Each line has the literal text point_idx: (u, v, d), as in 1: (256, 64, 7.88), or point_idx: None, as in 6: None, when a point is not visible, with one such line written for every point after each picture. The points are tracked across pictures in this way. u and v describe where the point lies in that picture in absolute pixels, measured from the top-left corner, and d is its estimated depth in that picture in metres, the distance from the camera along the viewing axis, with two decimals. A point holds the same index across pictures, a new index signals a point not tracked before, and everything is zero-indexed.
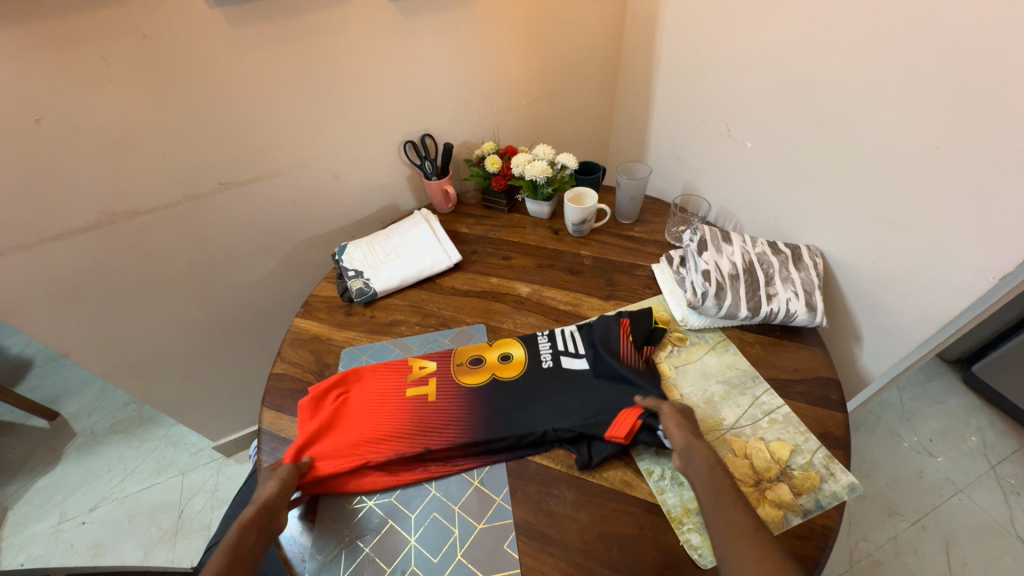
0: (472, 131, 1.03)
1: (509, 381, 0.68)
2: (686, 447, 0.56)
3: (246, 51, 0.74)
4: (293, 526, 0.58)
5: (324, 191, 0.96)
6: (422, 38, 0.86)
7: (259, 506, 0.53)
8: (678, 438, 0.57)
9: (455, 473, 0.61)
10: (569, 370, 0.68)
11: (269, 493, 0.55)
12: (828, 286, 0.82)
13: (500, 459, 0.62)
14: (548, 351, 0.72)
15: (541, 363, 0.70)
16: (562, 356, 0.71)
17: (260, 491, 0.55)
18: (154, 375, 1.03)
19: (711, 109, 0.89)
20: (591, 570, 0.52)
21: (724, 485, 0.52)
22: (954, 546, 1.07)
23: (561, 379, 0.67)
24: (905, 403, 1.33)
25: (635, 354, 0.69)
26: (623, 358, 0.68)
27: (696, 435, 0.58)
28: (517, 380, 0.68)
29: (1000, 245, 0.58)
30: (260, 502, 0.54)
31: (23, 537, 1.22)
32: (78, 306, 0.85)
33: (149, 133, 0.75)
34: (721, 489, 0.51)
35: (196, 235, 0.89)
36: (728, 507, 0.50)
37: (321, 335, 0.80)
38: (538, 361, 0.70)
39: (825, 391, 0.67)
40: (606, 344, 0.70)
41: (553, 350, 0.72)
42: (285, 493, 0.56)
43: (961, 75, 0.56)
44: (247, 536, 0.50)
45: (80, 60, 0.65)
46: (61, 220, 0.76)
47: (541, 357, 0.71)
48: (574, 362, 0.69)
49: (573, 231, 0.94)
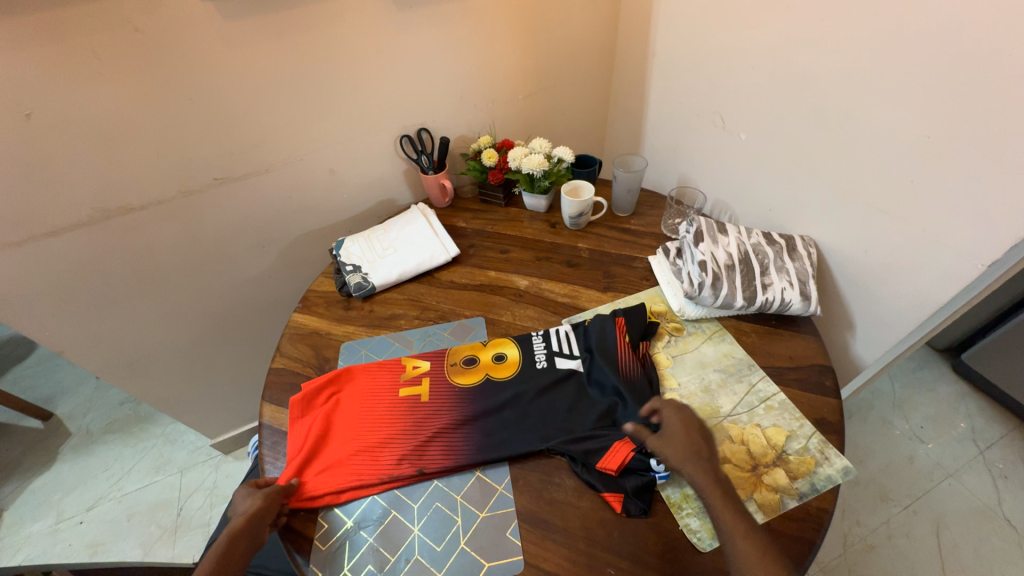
0: (468, 126, 1.04)
1: (502, 382, 0.68)
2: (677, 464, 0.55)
3: (240, 44, 0.74)
4: (282, 538, 0.57)
5: (320, 186, 0.96)
6: (417, 31, 0.86)
7: (247, 515, 0.54)
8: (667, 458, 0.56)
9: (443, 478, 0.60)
10: (564, 371, 0.68)
11: (255, 502, 0.55)
12: (822, 275, 0.83)
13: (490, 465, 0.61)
14: (543, 352, 0.71)
15: (535, 364, 0.69)
16: (557, 357, 0.70)
17: (246, 505, 0.55)
18: (151, 372, 1.03)
19: (706, 101, 0.90)
20: (594, 556, 0.53)
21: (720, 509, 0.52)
22: (944, 529, 1.09)
23: (555, 384, 0.67)
24: (896, 391, 1.35)
25: (631, 359, 0.67)
26: (620, 361, 0.67)
27: (677, 443, 0.56)
28: (511, 381, 0.68)
29: (990, 232, 0.59)
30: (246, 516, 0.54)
31: (20, 537, 1.22)
32: (73, 304, 0.84)
33: (142, 128, 0.74)
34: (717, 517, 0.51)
35: (191, 231, 0.88)
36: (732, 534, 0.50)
37: (320, 330, 0.80)
38: (532, 361, 0.70)
39: (820, 378, 0.68)
40: (603, 348, 0.69)
41: (547, 351, 0.71)
42: (268, 512, 0.55)
43: (948, 67, 0.57)
44: (236, 543, 0.52)
45: (71, 54, 0.64)
46: (53, 217, 0.75)
47: (535, 357, 0.70)
48: (567, 363, 0.69)
49: (570, 223, 0.95)
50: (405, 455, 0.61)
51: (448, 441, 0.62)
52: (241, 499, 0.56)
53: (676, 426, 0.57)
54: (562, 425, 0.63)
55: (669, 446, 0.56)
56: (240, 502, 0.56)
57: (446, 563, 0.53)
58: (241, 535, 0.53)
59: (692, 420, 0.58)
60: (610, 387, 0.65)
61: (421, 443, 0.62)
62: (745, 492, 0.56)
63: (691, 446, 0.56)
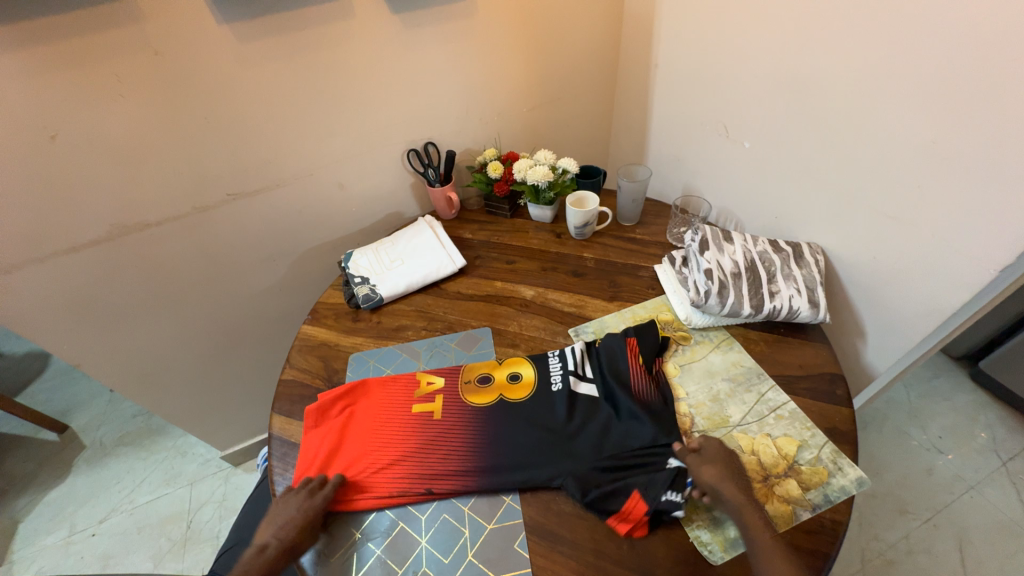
0: (474, 138, 1.05)
1: (517, 403, 0.67)
2: (714, 490, 0.54)
3: (254, 63, 0.76)
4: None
5: (329, 200, 0.98)
6: (424, 47, 0.88)
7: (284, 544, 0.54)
8: (706, 480, 0.55)
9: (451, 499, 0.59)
10: (580, 396, 0.66)
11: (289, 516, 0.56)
12: (830, 282, 0.83)
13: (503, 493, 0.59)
14: (559, 372, 0.69)
15: (550, 385, 0.68)
16: (572, 377, 0.68)
17: (286, 514, 0.56)
18: (164, 385, 1.04)
19: (710, 110, 0.91)
20: (602, 568, 0.52)
21: (757, 531, 0.51)
22: (967, 544, 1.06)
23: (570, 404, 0.65)
24: (912, 400, 1.32)
25: (650, 389, 0.65)
26: (633, 382, 0.66)
27: (722, 470, 0.56)
28: (525, 403, 0.66)
29: (1003, 237, 0.59)
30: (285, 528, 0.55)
31: (33, 550, 1.23)
32: (90, 317, 0.86)
33: (160, 147, 0.77)
34: (755, 543, 0.50)
35: (204, 245, 0.90)
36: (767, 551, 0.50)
37: (329, 341, 0.81)
38: (547, 382, 0.69)
39: (830, 386, 0.67)
40: (616, 370, 0.68)
41: (563, 371, 0.69)
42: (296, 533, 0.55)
43: (956, 73, 0.57)
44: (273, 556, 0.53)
45: (93, 76, 0.67)
46: (74, 233, 0.77)
47: (551, 378, 0.69)
48: (583, 387, 0.67)
49: (576, 234, 0.95)
50: (415, 480, 0.60)
51: (461, 464, 0.61)
52: (282, 508, 0.57)
53: (715, 451, 0.58)
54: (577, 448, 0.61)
55: (706, 464, 0.56)
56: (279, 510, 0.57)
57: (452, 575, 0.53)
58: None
59: (725, 450, 0.58)
60: (625, 408, 0.63)
61: (433, 463, 0.62)
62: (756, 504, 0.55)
63: (732, 471, 0.56)
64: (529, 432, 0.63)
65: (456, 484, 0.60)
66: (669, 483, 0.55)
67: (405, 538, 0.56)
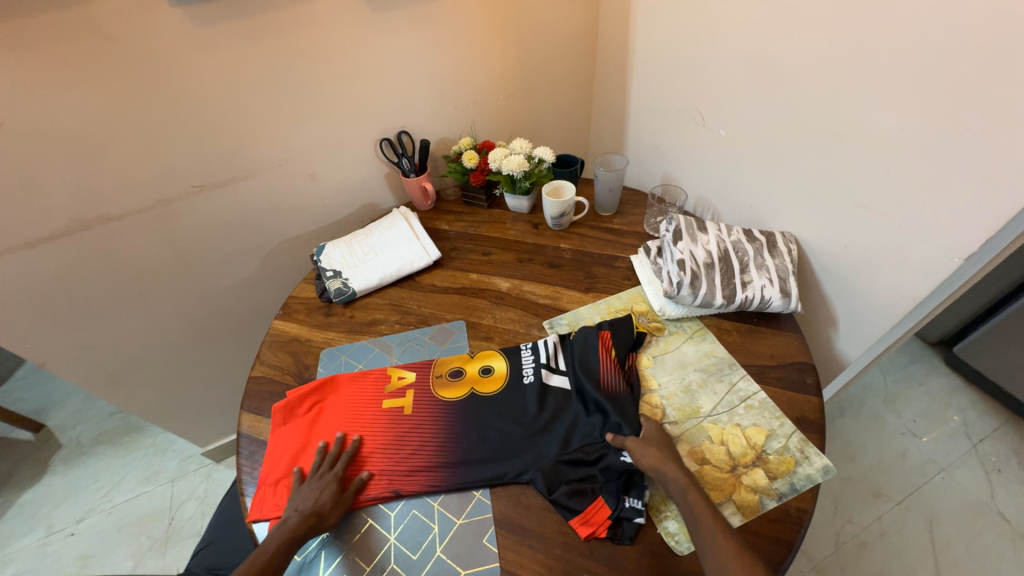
0: (449, 128, 1.03)
1: (488, 397, 0.66)
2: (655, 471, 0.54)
3: (212, 49, 0.73)
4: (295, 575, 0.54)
5: (300, 192, 0.96)
6: (393, 33, 0.85)
7: (307, 512, 0.55)
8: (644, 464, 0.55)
9: (421, 495, 0.59)
10: (549, 388, 0.66)
11: (318, 497, 0.56)
12: (804, 270, 0.83)
13: (473, 488, 0.59)
14: (530, 365, 0.69)
15: (522, 378, 0.67)
16: (544, 371, 0.68)
17: (314, 494, 0.56)
18: (135, 383, 1.02)
19: (687, 98, 0.89)
20: (570, 561, 0.52)
21: (699, 505, 0.52)
22: (937, 525, 1.09)
23: (541, 398, 0.65)
24: (889, 385, 1.35)
25: (620, 379, 0.65)
26: (605, 375, 0.66)
27: (661, 452, 0.56)
28: (496, 396, 0.66)
29: (966, 225, 0.59)
30: (312, 508, 0.55)
31: (8, 552, 1.21)
32: (52, 314, 0.83)
33: (117, 137, 0.74)
34: (698, 514, 0.51)
35: (170, 239, 0.88)
36: (708, 530, 0.50)
37: (300, 337, 0.79)
38: (519, 375, 0.68)
39: (800, 375, 0.67)
40: (586, 363, 0.67)
41: (535, 364, 0.69)
42: (326, 509, 0.56)
43: (925, 59, 0.56)
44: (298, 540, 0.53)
45: (38, 62, 0.64)
46: (29, 227, 0.74)
47: (523, 372, 0.68)
48: (554, 380, 0.67)
49: (552, 224, 0.94)
50: (384, 479, 0.59)
51: (432, 461, 0.61)
52: (308, 488, 0.57)
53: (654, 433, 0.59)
54: (546, 442, 0.61)
55: (648, 446, 0.57)
56: (305, 491, 0.57)
57: (420, 572, 0.53)
58: (284, 556, 0.52)
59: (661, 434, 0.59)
60: (594, 403, 0.63)
61: (402, 459, 0.61)
62: (724, 493, 0.56)
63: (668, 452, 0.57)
64: (501, 427, 0.63)
65: (426, 481, 0.59)
66: (625, 488, 0.56)
67: (376, 535, 0.56)
